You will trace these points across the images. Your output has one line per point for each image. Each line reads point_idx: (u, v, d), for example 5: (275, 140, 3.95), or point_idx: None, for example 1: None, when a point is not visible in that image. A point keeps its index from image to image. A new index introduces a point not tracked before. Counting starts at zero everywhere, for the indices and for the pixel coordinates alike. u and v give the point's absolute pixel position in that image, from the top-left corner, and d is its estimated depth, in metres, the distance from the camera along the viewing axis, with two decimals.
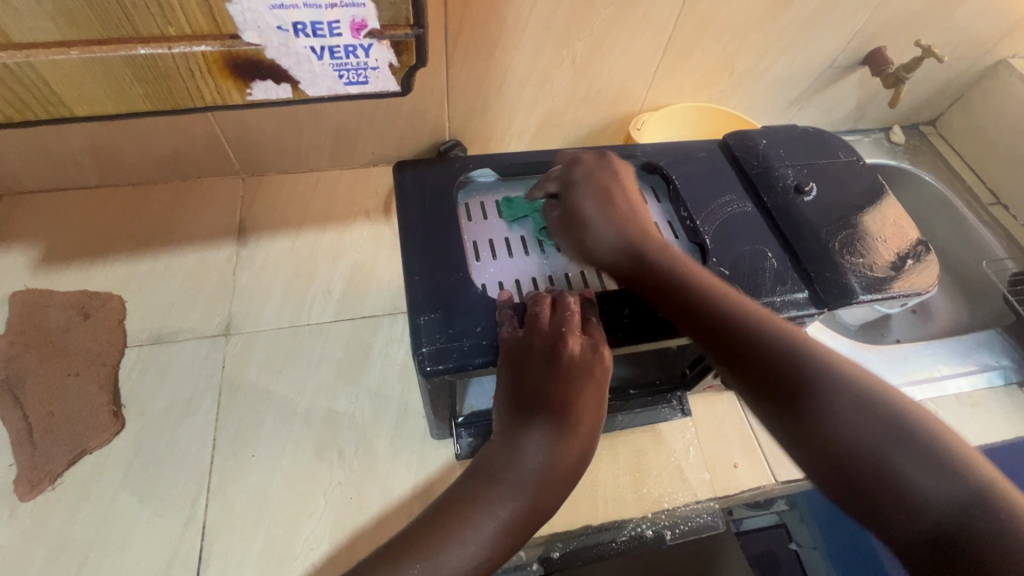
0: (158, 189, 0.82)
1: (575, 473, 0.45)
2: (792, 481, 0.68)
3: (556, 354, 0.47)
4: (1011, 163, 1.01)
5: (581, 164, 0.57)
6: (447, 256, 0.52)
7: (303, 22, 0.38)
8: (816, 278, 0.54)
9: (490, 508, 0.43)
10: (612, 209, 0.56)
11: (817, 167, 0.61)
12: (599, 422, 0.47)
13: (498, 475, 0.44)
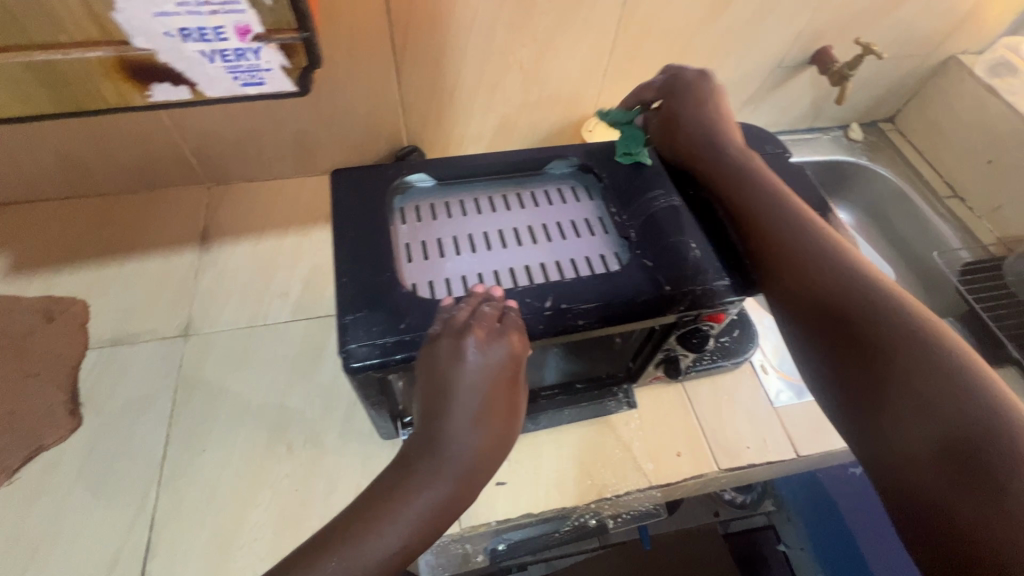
0: (127, 199, 0.85)
1: (493, 451, 0.47)
2: (733, 468, 0.69)
3: (456, 348, 0.46)
4: (964, 156, 1.03)
5: (682, 78, 0.66)
6: (375, 254, 0.53)
7: (188, 29, 0.41)
8: (737, 266, 0.55)
9: (412, 499, 0.45)
10: (709, 115, 0.63)
11: None
12: (515, 402, 0.48)
13: (416, 463, 0.46)
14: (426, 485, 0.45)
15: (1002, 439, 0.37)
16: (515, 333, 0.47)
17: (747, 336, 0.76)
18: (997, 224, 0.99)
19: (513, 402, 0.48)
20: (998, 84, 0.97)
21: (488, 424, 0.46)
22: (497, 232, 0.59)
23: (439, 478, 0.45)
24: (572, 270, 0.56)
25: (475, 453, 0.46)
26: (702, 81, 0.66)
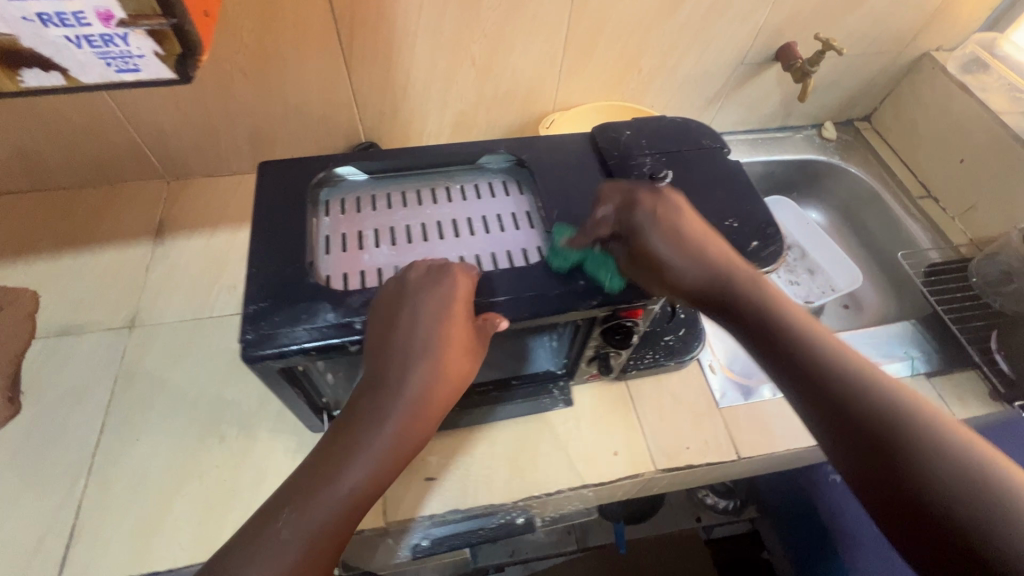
0: (86, 193, 0.87)
1: (448, 392, 0.49)
2: (670, 469, 0.68)
3: (402, 289, 0.48)
4: (938, 155, 1.00)
5: (641, 209, 0.54)
6: (288, 244, 0.53)
7: (46, 13, 0.33)
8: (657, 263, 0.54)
9: (370, 441, 0.46)
10: (684, 243, 0.53)
11: (676, 155, 0.62)
12: (473, 347, 0.49)
13: (372, 410, 0.47)
14: (379, 433, 0.46)
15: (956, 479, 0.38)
16: (460, 270, 0.50)
17: (695, 335, 0.74)
18: (970, 225, 0.96)
19: (463, 342, 0.49)
20: (970, 81, 0.95)
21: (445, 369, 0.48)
22: (419, 226, 0.58)
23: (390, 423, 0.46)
24: (491, 265, 0.55)
25: (423, 397, 0.48)
26: (659, 202, 0.55)
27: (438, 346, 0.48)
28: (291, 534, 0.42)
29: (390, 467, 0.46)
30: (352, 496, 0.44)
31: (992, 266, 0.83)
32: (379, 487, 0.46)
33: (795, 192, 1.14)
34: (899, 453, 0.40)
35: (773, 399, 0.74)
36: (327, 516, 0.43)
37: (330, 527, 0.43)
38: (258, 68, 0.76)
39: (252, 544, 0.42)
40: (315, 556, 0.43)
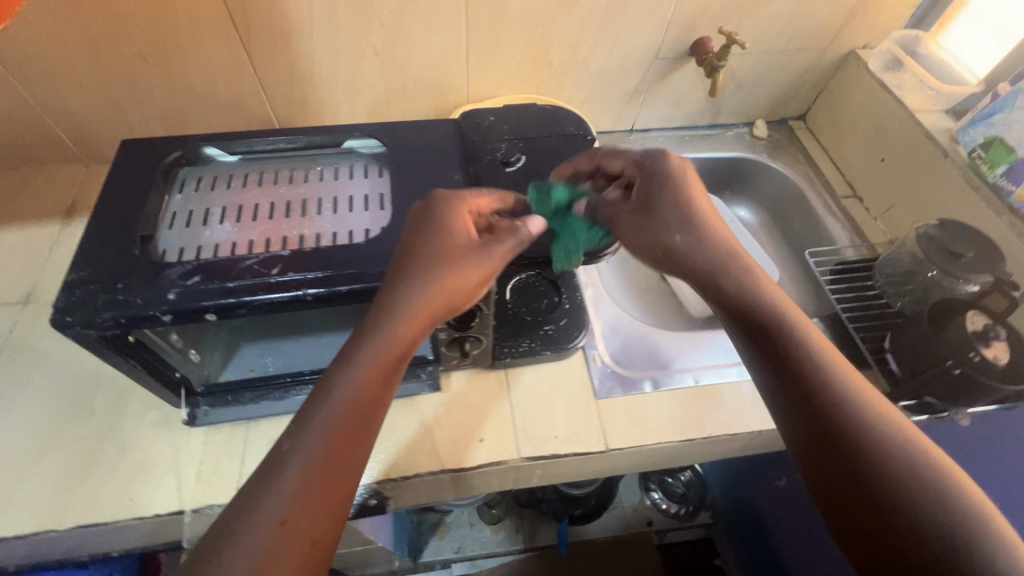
0: (4, 175, 0.89)
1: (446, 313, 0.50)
2: (535, 458, 0.67)
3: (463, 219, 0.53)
4: (862, 154, 0.99)
5: (654, 170, 0.56)
6: (126, 219, 0.54)
7: None
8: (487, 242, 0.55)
9: (360, 375, 0.46)
10: (691, 207, 0.54)
11: (532, 139, 0.64)
12: (478, 275, 0.51)
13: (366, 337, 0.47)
14: (381, 351, 0.47)
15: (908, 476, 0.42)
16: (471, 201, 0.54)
17: (575, 326, 0.74)
18: (889, 225, 0.94)
19: (468, 255, 0.51)
20: (890, 79, 0.94)
21: (438, 298, 0.49)
22: (268, 205, 0.59)
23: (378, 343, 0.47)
24: (328, 242, 0.55)
25: (423, 313, 0.48)
26: (676, 172, 0.56)
27: (443, 262, 0.50)
28: (290, 449, 0.43)
29: (389, 385, 0.47)
30: (358, 415, 0.45)
31: (891, 265, 0.81)
32: (382, 406, 0.47)
33: (726, 191, 1.13)
34: (856, 438, 0.44)
35: (652, 393, 0.73)
36: (335, 434, 0.44)
37: (338, 446, 0.44)
38: (157, 53, 0.78)
39: (267, 471, 0.43)
40: (321, 477, 0.43)
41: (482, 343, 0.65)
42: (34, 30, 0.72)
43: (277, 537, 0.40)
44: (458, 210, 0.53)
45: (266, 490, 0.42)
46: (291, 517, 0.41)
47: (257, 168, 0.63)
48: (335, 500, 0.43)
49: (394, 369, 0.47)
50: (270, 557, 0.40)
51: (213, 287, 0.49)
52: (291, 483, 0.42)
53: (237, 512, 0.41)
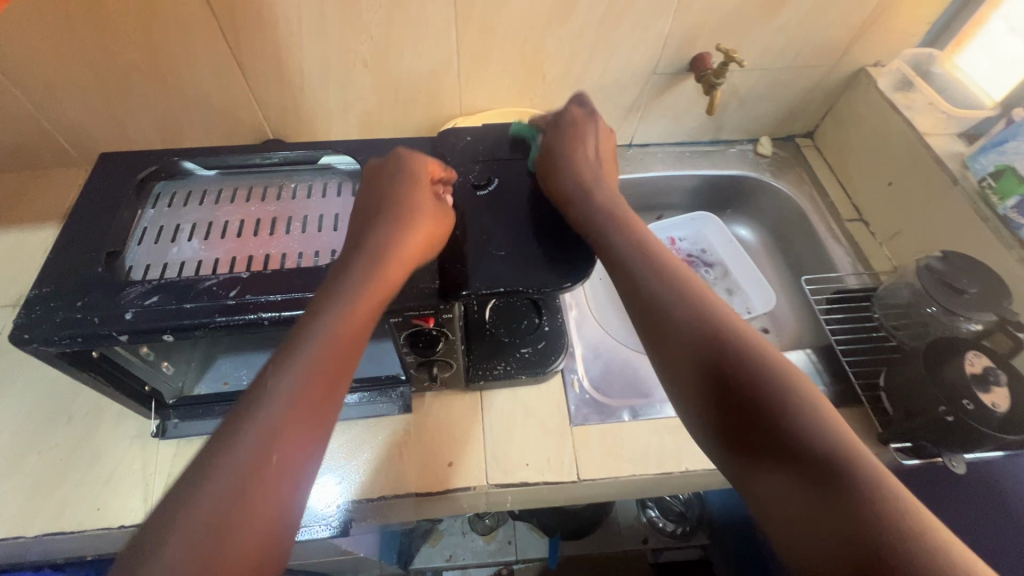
0: (8, 177, 0.92)
1: (423, 252, 0.52)
2: (503, 484, 0.66)
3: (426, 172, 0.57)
4: (869, 175, 0.95)
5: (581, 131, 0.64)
6: (96, 235, 0.54)
7: None
8: (448, 271, 0.53)
9: (325, 312, 0.45)
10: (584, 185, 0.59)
11: (509, 162, 0.63)
12: (443, 212, 0.55)
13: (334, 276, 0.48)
14: (343, 323, 0.45)
15: (804, 422, 0.40)
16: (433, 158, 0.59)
17: (553, 349, 0.72)
18: (895, 252, 0.90)
19: (427, 211, 0.54)
20: (901, 99, 0.89)
21: (412, 236, 0.51)
22: (238, 222, 0.58)
23: (339, 317, 0.45)
24: (292, 263, 0.55)
25: (381, 284, 0.48)
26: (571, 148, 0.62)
27: (399, 233, 0.51)
28: (258, 396, 0.41)
29: (351, 361, 0.46)
30: (321, 388, 0.43)
31: (891, 296, 0.77)
32: (346, 383, 0.45)
33: (728, 209, 1.10)
34: (754, 385, 0.42)
35: (630, 422, 0.71)
36: (296, 406, 0.41)
37: (298, 423, 0.41)
38: (149, 63, 0.79)
39: (214, 450, 0.38)
40: (279, 457, 0.39)
41: (452, 366, 0.64)
42: (30, 39, 0.74)
43: (227, 521, 0.36)
44: (410, 180, 0.56)
45: (206, 474, 0.37)
46: (243, 498, 0.37)
47: (233, 182, 0.63)
48: (296, 480, 0.39)
49: (357, 344, 0.46)
50: (217, 546, 0.35)
51: (170, 308, 0.49)
52: (240, 462, 0.38)
53: (173, 504, 0.36)
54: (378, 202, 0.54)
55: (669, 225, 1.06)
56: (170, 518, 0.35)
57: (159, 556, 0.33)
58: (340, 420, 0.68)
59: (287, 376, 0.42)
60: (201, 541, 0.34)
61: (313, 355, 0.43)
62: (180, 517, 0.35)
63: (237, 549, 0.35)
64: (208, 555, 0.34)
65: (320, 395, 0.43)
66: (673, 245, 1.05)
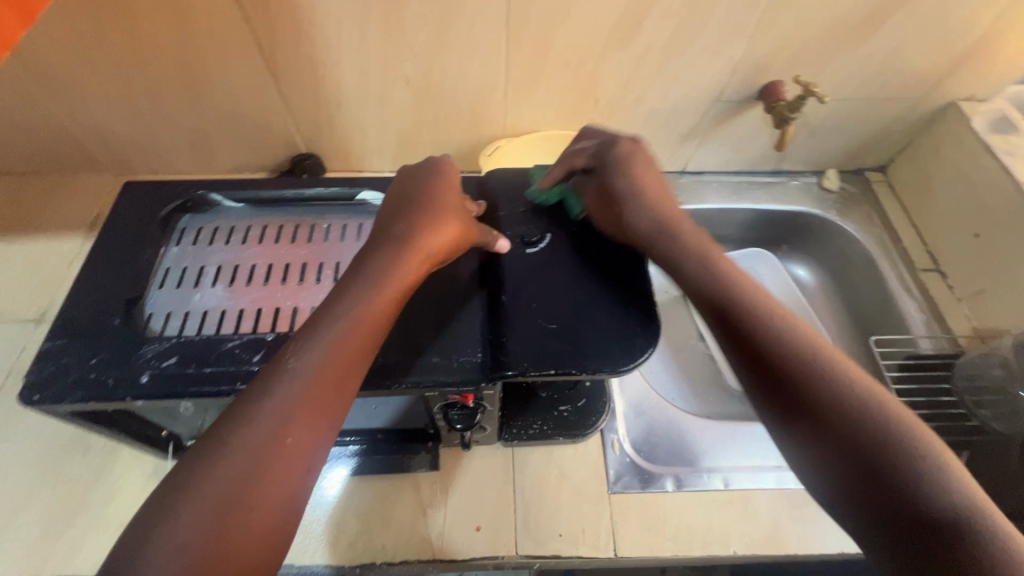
0: (38, 181, 0.89)
1: (450, 243, 0.50)
2: (533, 557, 0.61)
3: (448, 172, 0.56)
4: (951, 222, 0.86)
5: (619, 149, 0.57)
6: (116, 278, 0.50)
7: None
8: (491, 344, 0.48)
9: (343, 306, 0.44)
10: (647, 190, 0.54)
11: (558, 211, 0.57)
12: (467, 209, 0.54)
13: (356, 264, 0.47)
14: (353, 318, 0.43)
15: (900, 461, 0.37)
16: (448, 160, 0.58)
17: (593, 409, 0.67)
18: (976, 313, 0.81)
19: (452, 203, 0.53)
20: (998, 142, 0.80)
21: (438, 226, 0.50)
22: (265, 267, 0.54)
23: (350, 312, 0.43)
24: None
25: (394, 280, 0.46)
26: (632, 150, 0.57)
27: (418, 226, 0.49)
28: (263, 392, 0.39)
29: (366, 362, 0.43)
30: (330, 386, 0.41)
31: (978, 369, 0.69)
32: (358, 383, 0.42)
33: (783, 244, 1.02)
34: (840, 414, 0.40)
35: (673, 493, 0.65)
36: (302, 403, 0.39)
37: (303, 421, 0.39)
38: (182, 74, 0.75)
39: (213, 447, 0.37)
40: (282, 455, 0.38)
41: (485, 428, 0.59)
42: (60, 46, 0.70)
43: (228, 517, 0.35)
44: (445, 179, 0.55)
45: (207, 465, 0.36)
46: (241, 495, 0.36)
47: (262, 217, 0.59)
48: (298, 480, 0.38)
49: (373, 342, 0.44)
50: (217, 546, 0.34)
51: (188, 371, 0.45)
52: (238, 456, 0.37)
53: (162, 505, 0.35)
54: (403, 196, 0.53)
55: None
56: (166, 515, 0.35)
57: (154, 550, 0.33)
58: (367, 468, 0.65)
59: (291, 372, 0.40)
60: (197, 538, 0.34)
61: (321, 349, 0.41)
62: (174, 513, 0.35)
63: (230, 548, 0.34)
64: (201, 551, 0.34)
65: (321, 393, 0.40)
66: None
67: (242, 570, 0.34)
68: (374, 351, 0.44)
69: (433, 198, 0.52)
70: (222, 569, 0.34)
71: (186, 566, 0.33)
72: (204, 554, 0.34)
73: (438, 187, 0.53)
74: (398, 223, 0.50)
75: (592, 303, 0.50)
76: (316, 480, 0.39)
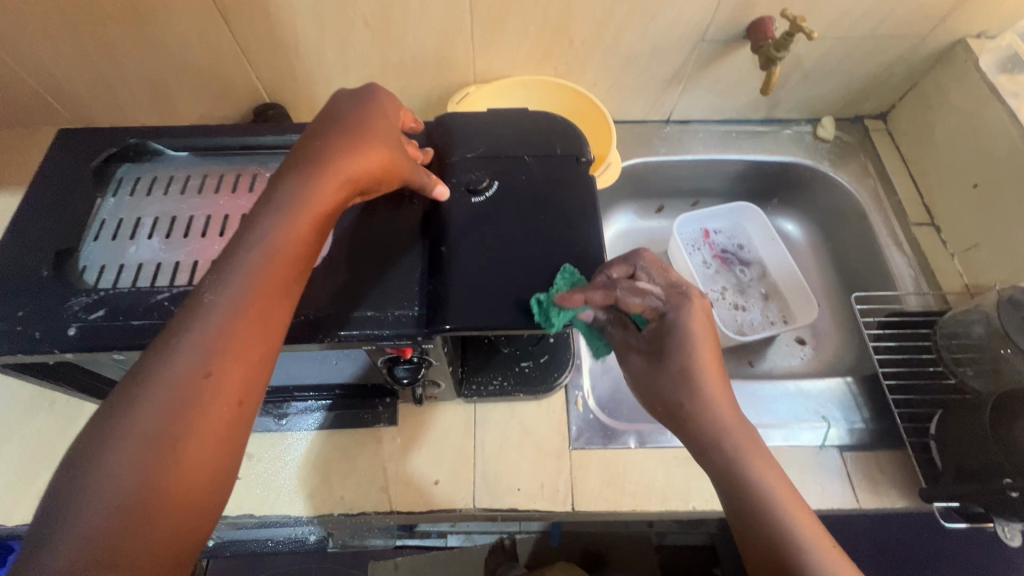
0: (2, 136, 0.87)
1: (371, 174, 0.45)
2: (490, 510, 0.61)
3: (382, 100, 0.50)
4: (949, 172, 0.81)
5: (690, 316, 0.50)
6: (48, 231, 0.50)
7: None
8: (428, 297, 0.46)
9: (262, 231, 0.39)
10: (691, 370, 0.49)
11: (509, 158, 0.53)
12: (397, 140, 0.48)
13: (271, 188, 0.41)
14: (277, 243, 0.39)
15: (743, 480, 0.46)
16: (382, 87, 0.52)
17: (556, 364, 0.66)
18: (968, 269, 0.77)
19: (381, 130, 0.47)
20: (1005, 83, 0.74)
21: (363, 153, 0.44)
22: (204, 218, 0.52)
23: (265, 240, 0.39)
24: None
25: (313, 204, 0.41)
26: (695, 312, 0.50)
27: (336, 148, 0.44)
28: (187, 325, 0.36)
29: (294, 288, 0.40)
30: (261, 314, 0.37)
31: (960, 327, 0.66)
32: (285, 313, 0.39)
33: (773, 198, 0.97)
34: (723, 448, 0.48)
35: (636, 449, 0.64)
36: (229, 333, 0.36)
37: (231, 354, 0.36)
38: (130, 21, 0.71)
39: (133, 385, 0.34)
40: (212, 390, 0.35)
41: (439, 383, 0.58)
42: None
43: (158, 456, 0.32)
44: (378, 105, 0.49)
45: (131, 406, 0.33)
46: (175, 430, 0.33)
47: (201, 167, 0.56)
48: (239, 411, 0.35)
49: (297, 270, 0.40)
50: (152, 483, 0.32)
51: (117, 325, 0.44)
52: (162, 394, 0.34)
53: (88, 448, 0.32)
54: (326, 118, 0.47)
55: (703, 216, 0.95)
56: (91, 456, 0.32)
57: (88, 487, 0.31)
58: (341, 425, 0.65)
59: (213, 303, 0.36)
60: (135, 473, 0.32)
61: (245, 275, 0.38)
62: (97, 459, 0.32)
63: (170, 481, 0.32)
64: (139, 487, 0.32)
65: (252, 323, 0.37)
66: (706, 238, 0.95)
67: (188, 502, 0.33)
68: (299, 280, 0.41)
69: (360, 125, 0.46)
70: (166, 501, 0.32)
71: (118, 506, 0.31)
72: (142, 488, 0.32)
73: (367, 113, 0.47)
74: (314, 146, 0.44)
75: (535, 257, 0.48)
76: (253, 412, 0.37)
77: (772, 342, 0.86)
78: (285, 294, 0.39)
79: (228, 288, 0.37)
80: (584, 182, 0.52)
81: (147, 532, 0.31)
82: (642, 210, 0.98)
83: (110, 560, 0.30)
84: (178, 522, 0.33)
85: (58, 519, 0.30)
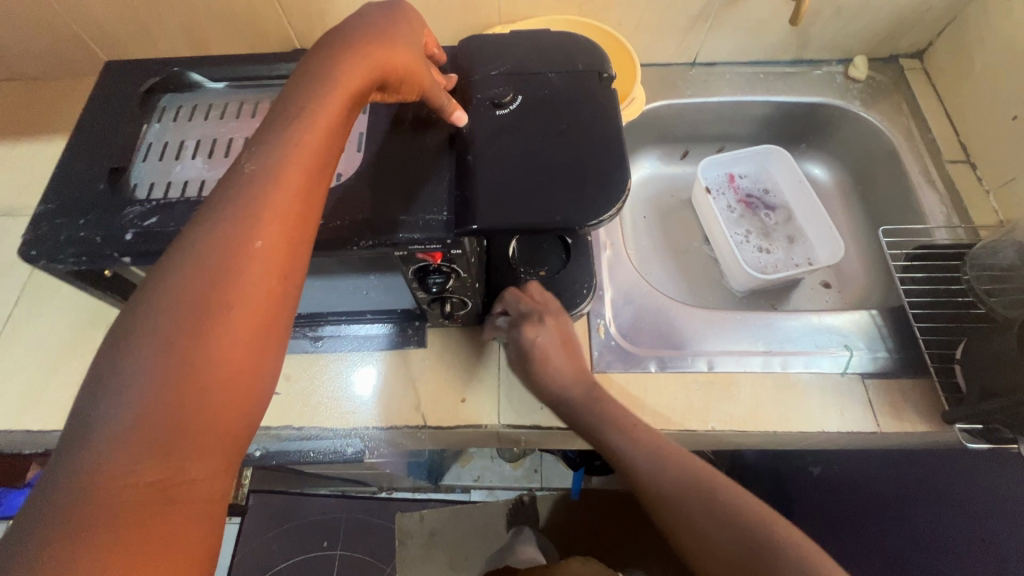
0: (53, 86, 0.92)
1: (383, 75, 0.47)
2: (516, 426, 0.64)
3: (396, 10, 0.51)
4: (986, 106, 0.78)
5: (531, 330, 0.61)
6: (103, 151, 0.53)
7: None
8: (456, 203, 0.49)
9: (289, 122, 0.41)
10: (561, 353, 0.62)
11: (528, 74, 0.54)
12: (412, 47, 0.50)
13: (290, 87, 0.43)
14: (301, 133, 0.41)
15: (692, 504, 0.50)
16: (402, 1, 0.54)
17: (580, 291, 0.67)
18: (1003, 203, 0.75)
19: (396, 35, 0.49)
20: None
21: (376, 53, 0.46)
22: (242, 139, 0.55)
23: (290, 131, 0.41)
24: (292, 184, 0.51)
25: (331, 97, 0.43)
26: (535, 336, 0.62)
27: (351, 49, 0.45)
28: (220, 209, 0.38)
29: (318, 186, 0.41)
30: (284, 207, 0.39)
31: (989, 256, 0.65)
32: (315, 202, 0.41)
33: (801, 142, 0.96)
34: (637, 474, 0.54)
35: (656, 373, 0.66)
36: (262, 213, 0.38)
37: (266, 233, 0.38)
38: None
39: (171, 264, 0.36)
40: (250, 263, 0.37)
41: (468, 301, 0.61)
42: None
43: (203, 322, 0.34)
44: (393, 15, 0.51)
45: (170, 281, 0.35)
46: (209, 309, 0.35)
47: (237, 95, 0.59)
48: (269, 297, 0.37)
49: (323, 159, 0.42)
50: (200, 345, 0.34)
51: (168, 230, 0.48)
52: (201, 269, 0.36)
53: (132, 323, 0.34)
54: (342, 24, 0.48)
55: (727, 160, 0.94)
56: (137, 326, 0.34)
57: (131, 362, 0.33)
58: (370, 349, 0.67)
59: (234, 197, 0.38)
60: (177, 341, 0.34)
61: (268, 170, 0.39)
62: (145, 328, 0.34)
63: (214, 344, 0.34)
64: (180, 359, 0.33)
65: (284, 204, 0.39)
66: (731, 183, 0.94)
67: (231, 371, 0.35)
68: (326, 171, 0.42)
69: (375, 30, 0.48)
70: (211, 364, 0.34)
71: (169, 365, 0.33)
72: (183, 362, 0.33)
73: (382, 21, 0.49)
74: (329, 47, 0.46)
75: (553, 165, 0.49)
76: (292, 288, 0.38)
77: (795, 283, 0.86)
78: (313, 184, 0.41)
79: (258, 175, 0.39)
80: (605, 95, 0.53)
81: (192, 397, 0.33)
82: (666, 156, 0.98)
83: (168, 412, 0.32)
84: (228, 383, 0.34)
85: (113, 384, 0.32)
